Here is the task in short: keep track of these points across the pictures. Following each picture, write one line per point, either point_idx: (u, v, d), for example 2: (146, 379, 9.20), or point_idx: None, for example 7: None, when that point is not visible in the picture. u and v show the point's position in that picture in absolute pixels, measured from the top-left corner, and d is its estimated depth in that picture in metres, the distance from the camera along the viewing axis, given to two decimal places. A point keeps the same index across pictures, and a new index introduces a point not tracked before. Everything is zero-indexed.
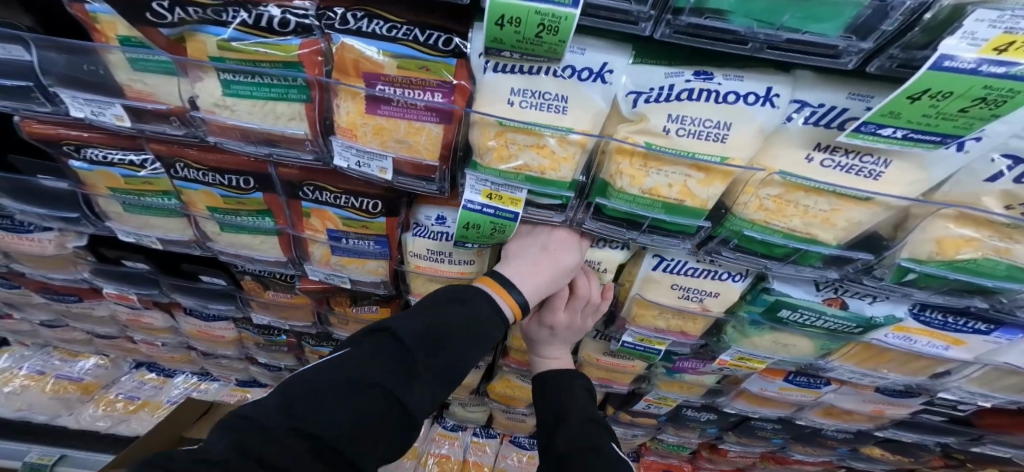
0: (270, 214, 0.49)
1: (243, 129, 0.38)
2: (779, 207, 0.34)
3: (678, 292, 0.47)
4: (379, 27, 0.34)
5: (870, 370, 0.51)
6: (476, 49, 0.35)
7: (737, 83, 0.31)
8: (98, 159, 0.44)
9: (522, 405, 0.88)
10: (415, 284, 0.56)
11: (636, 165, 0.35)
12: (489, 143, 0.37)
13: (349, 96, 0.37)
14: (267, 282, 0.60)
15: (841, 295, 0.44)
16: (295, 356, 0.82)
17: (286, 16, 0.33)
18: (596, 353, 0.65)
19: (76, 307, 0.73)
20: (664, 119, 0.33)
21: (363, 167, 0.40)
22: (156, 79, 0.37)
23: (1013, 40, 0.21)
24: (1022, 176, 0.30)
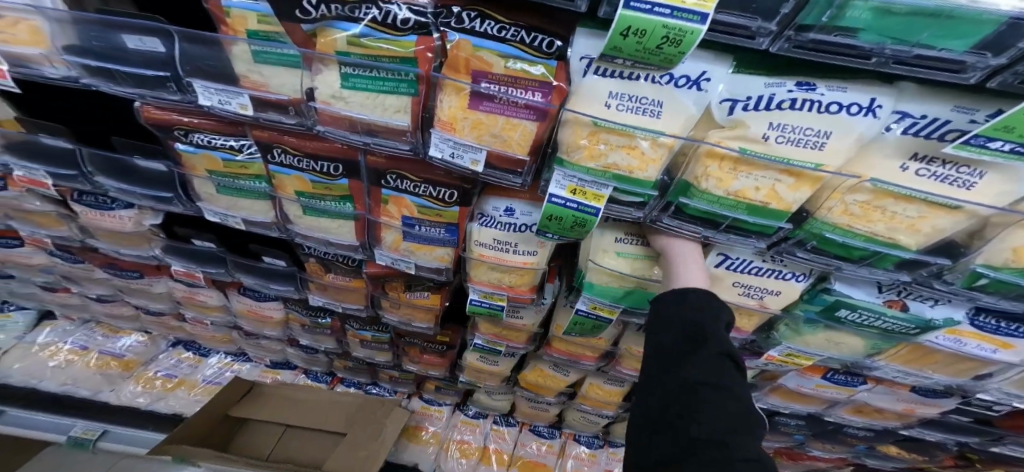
0: (351, 200, 0.52)
1: (353, 120, 0.42)
2: (866, 212, 0.37)
3: (740, 289, 0.50)
4: (490, 28, 0.37)
5: (917, 370, 0.55)
6: (578, 53, 0.37)
7: (840, 94, 0.34)
8: (204, 143, 0.49)
9: (551, 394, 0.90)
10: (476, 271, 0.58)
11: (724, 169, 0.38)
12: (580, 142, 0.39)
13: (453, 92, 0.39)
14: (329, 265, 0.63)
15: (902, 298, 0.47)
16: (336, 339, 0.84)
17: (409, 14, 0.36)
18: (637, 345, 0.68)
19: (137, 283, 0.79)
20: (765, 127, 0.35)
21: (455, 159, 0.43)
22: (271, 70, 0.40)
23: None
24: None
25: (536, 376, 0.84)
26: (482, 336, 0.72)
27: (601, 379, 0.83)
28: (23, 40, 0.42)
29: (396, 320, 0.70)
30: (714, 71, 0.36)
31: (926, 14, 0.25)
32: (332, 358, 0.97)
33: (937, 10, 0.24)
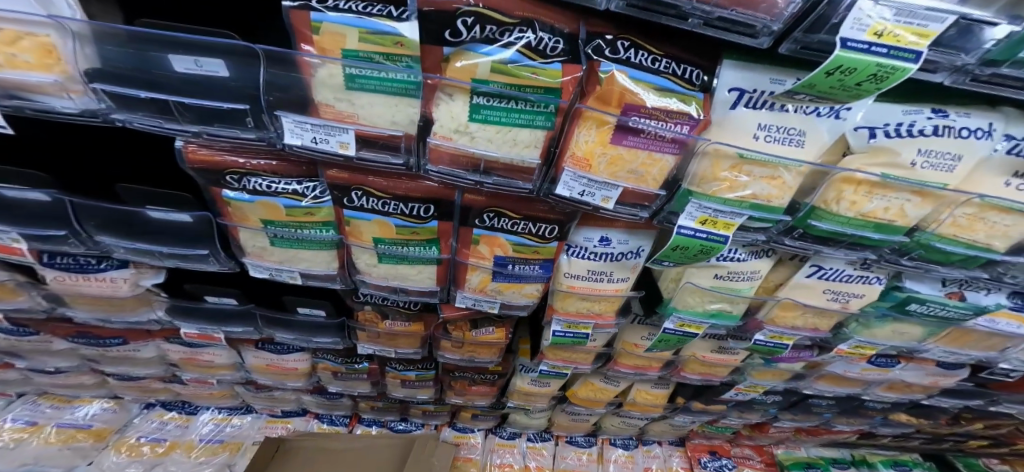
0: (437, 243, 0.46)
1: (476, 157, 0.37)
2: (973, 223, 0.40)
3: (828, 295, 0.53)
4: (644, 59, 0.35)
5: (957, 349, 0.61)
6: (726, 85, 0.36)
7: (968, 119, 0.37)
8: (262, 189, 0.43)
9: (602, 406, 0.91)
10: (564, 302, 0.55)
11: (859, 192, 0.38)
12: (721, 175, 0.38)
13: (593, 126, 0.35)
14: (388, 311, 0.57)
15: (960, 289, 0.52)
16: (372, 382, 0.76)
17: (557, 43, 0.33)
18: (703, 351, 0.70)
19: (117, 351, 0.68)
20: (913, 153, 0.37)
21: (585, 196, 0.39)
22: (365, 101, 0.35)
23: None
24: None
25: (588, 390, 0.84)
26: (547, 362, 0.69)
27: (649, 384, 0.85)
28: (30, 62, 0.34)
29: (456, 358, 0.64)
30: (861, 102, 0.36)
31: None
32: (354, 400, 0.91)
33: None
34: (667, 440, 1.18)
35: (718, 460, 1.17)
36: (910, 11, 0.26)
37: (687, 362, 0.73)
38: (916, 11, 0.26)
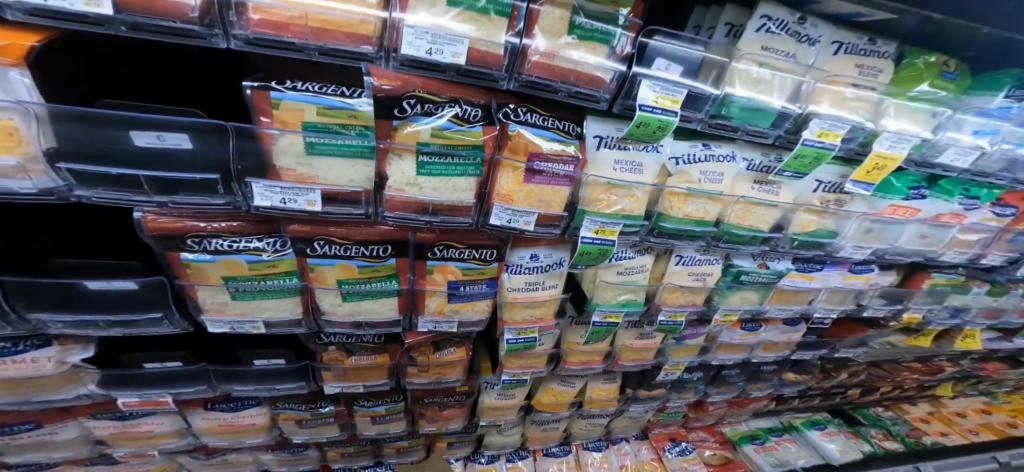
0: (397, 277, 0.55)
1: (423, 201, 0.48)
2: (744, 214, 0.62)
3: (691, 276, 0.75)
4: (537, 118, 0.49)
5: (779, 306, 0.89)
6: (590, 134, 0.52)
7: (718, 150, 0.58)
8: (224, 248, 0.46)
9: (562, 409, 1.14)
10: (512, 313, 0.68)
11: (680, 200, 0.58)
12: (598, 197, 0.54)
13: (509, 170, 0.49)
14: (353, 347, 0.64)
15: (764, 261, 0.78)
16: (339, 425, 0.83)
17: (462, 112, 0.46)
18: (630, 339, 0.92)
19: (33, 435, 0.64)
20: (697, 173, 0.57)
21: (511, 223, 0.52)
22: (329, 164, 0.44)
23: (826, 131, 0.49)
24: (819, 190, 0.63)
25: (549, 394, 1.06)
26: (508, 372, 0.83)
27: (598, 380, 1.14)
28: None
29: (422, 382, 0.74)
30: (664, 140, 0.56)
31: (758, 109, 0.48)
32: (318, 451, 0.95)
33: (765, 108, 0.47)
34: (637, 438, 1.55)
35: (680, 445, 1.55)
36: (664, 87, 0.45)
37: (619, 350, 0.93)
38: (669, 87, 0.45)
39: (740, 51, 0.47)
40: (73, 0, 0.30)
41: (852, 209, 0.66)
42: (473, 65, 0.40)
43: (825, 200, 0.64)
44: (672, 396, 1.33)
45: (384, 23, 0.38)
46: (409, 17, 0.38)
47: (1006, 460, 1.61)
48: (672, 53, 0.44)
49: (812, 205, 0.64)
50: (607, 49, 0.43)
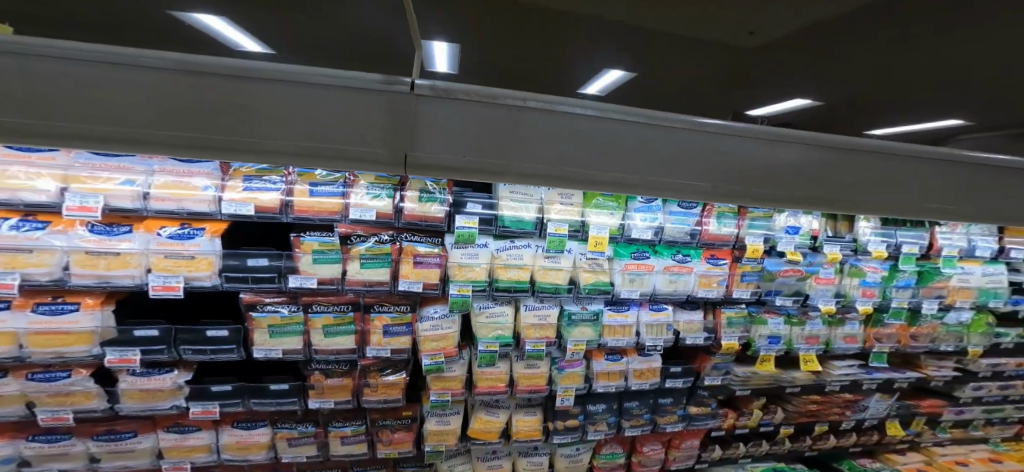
0: (354, 323, 1.09)
1: (364, 280, 1.05)
2: (545, 273, 1.23)
3: (536, 316, 1.29)
4: (417, 238, 1.11)
5: (614, 338, 1.37)
6: (450, 242, 1.15)
7: (521, 243, 1.22)
8: (271, 309, 1.04)
9: (493, 438, 1.49)
10: (425, 344, 1.17)
11: (502, 269, 1.20)
12: (457, 271, 1.15)
13: (405, 261, 1.08)
14: (329, 372, 1.13)
15: (585, 303, 1.34)
16: (317, 445, 1.26)
17: (382, 238, 1.08)
18: (522, 369, 1.38)
19: (126, 443, 1.08)
20: (509, 254, 1.20)
21: (410, 288, 1.08)
22: (324, 267, 1.02)
23: (558, 229, 1.16)
24: (586, 256, 1.25)
25: (479, 421, 1.46)
26: (434, 392, 1.30)
27: (522, 413, 1.52)
28: (200, 267, 0.95)
29: (375, 400, 1.18)
30: (488, 242, 1.20)
31: (520, 221, 1.15)
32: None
33: (523, 220, 1.15)
34: None
35: None
36: (469, 215, 1.11)
37: (517, 379, 1.38)
38: (470, 216, 1.11)
39: (506, 198, 1.17)
40: (242, 210, 0.94)
41: (611, 268, 1.28)
42: (381, 217, 1.04)
43: (593, 263, 1.25)
44: (589, 429, 1.59)
45: (344, 205, 1.02)
46: (351, 202, 1.02)
47: None
48: (472, 202, 1.13)
49: (586, 267, 1.25)
50: (437, 204, 1.08)
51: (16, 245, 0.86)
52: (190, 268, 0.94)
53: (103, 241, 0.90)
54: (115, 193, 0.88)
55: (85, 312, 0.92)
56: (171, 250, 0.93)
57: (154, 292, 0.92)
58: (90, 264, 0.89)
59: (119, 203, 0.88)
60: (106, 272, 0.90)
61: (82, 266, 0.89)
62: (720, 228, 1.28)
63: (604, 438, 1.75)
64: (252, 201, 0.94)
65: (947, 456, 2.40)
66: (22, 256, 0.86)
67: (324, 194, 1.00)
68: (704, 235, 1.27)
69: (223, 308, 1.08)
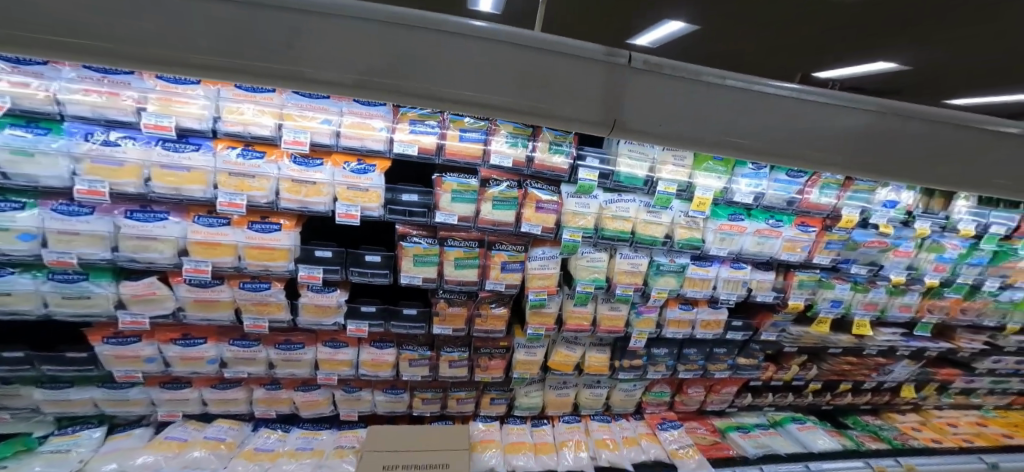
0: (477, 258, 1.25)
1: (492, 221, 1.19)
2: (644, 227, 1.33)
3: (628, 263, 1.42)
4: (541, 185, 1.23)
5: (692, 291, 1.50)
6: (568, 192, 1.25)
7: (623, 198, 1.30)
8: (414, 241, 1.20)
9: (569, 370, 1.69)
10: (531, 281, 1.32)
11: (611, 220, 1.29)
12: (571, 218, 1.24)
13: (529, 201, 1.20)
14: (452, 301, 1.32)
15: (673, 256, 1.45)
16: (431, 367, 1.48)
17: (511, 184, 1.18)
18: (605, 312, 1.53)
19: (295, 352, 1.39)
20: (617, 206, 1.29)
21: (530, 229, 1.21)
22: (461, 206, 1.16)
23: (666, 190, 1.24)
24: (685, 214, 1.34)
25: (558, 355, 1.64)
26: (532, 326, 1.45)
27: (594, 351, 1.70)
28: (369, 199, 1.12)
29: (484, 330, 1.37)
30: (598, 195, 1.29)
31: (632, 178, 1.23)
32: (410, 396, 1.66)
33: (635, 178, 1.23)
34: (634, 417, 2.00)
35: (669, 422, 2.00)
36: (591, 167, 1.19)
37: (601, 320, 1.54)
38: (590, 169, 1.19)
39: (622, 153, 1.23)
40: (408, 151, 1.06)
41: (704, 226, 1.38)
42: (515, 165, 1.13)
43: (687, 223, 1.35)
44: (649, 368, 1.79)
45: (484, 151, 1.11)
46: (492, 149, 1.11)
47: (991, 460, 2.34)
48: (593, 156, 1.21)
49: (682, 225, 1.35)
50: (562, 157, 1.16)
51: (245, 171, 1.06)
52: (365, 199, 1.11)
53: (302, 172, 1.08)
54: (317, 130, 1.03)
55: (285, 233, 1.14)
56: (349, 183, 1.09)
57: (339, 218, 1.10)
58: (295, 191, 1.08)
59: (320, 139, 1.04)
60: (304, 198, 1.09)
61: (289, 192, 1.08)
62: (821, 197, 1.35)
63: (656, 379, 1.96)
64: (416, 142, 1.06)
65: (942, 417, 2.71)
66: (249, 181, 1.06)
67: (468, 138, 1.10)
68: (802, 204, 1.35)
69: (383, 235, 1.33)
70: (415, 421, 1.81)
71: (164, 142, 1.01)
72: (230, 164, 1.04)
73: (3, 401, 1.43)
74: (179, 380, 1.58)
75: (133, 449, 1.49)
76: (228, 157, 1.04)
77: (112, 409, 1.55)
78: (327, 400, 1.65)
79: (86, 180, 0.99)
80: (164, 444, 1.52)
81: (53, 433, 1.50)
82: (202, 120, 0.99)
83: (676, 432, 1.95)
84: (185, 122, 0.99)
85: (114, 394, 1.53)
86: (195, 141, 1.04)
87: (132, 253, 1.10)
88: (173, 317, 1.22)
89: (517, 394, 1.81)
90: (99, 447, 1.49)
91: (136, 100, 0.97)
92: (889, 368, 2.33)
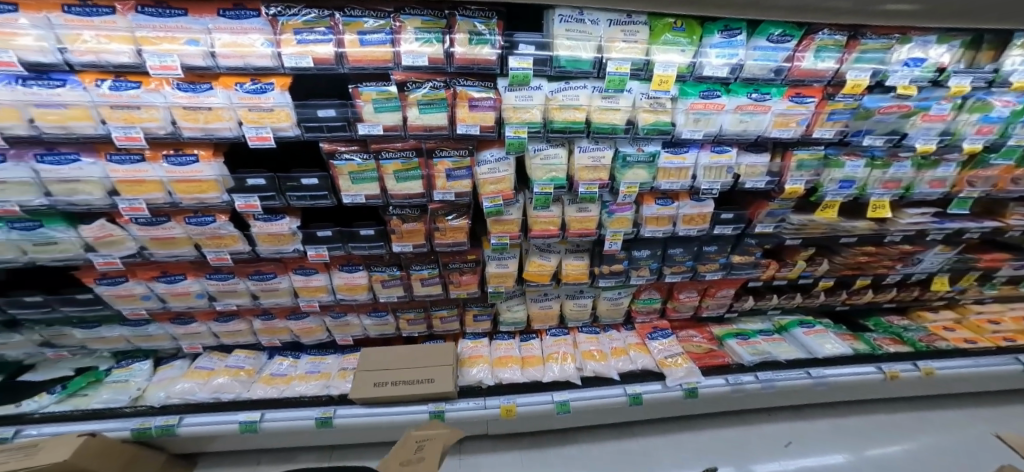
0: (419, 168, 1.38)
1: (425, 126, 1.28)
2: (581, 114, 1.35)
3: (590, 158, 1.45)
4: (470, 83, 1.28)
5: (647, 178, 1.53)
6: (502, 87, 1.30)
7: (571, 85, 1.33)
8: (345, 158, 1.33)
9: (546, 281, 1.77)
10: (485, 188, 1.46)
11: (560, 112, 1.34)
12: (511, 114, 1.32)
13: (462, 99, 1.26)
14: (405, 218, 1.51)
15: (641, 145, 1.48)
16: (402, 288, 1.72)
17: (434, 86, 1.23)
18: (573, 215, 1.60)
19: (271, 282, 1.67)
20: (564, 95, 1.33)
21: (470, 131, 1.30)
22: (386, 115, 1.25)
23: (618, 71, 1.24)
24: (643, 96, 1.36)
25: (534, 265, 1.72)
26: (496, 235, 1.59)
27: (569, 259, 1.75)
28: (281, 120, 1.22)
29: (446, 243, 1.58)
30: (542, 85, 1.32)
31: (573, 64, 1.23)
32: (395, 318, 1.85)
33: (574, 64, 1.23)
34: (624, 328, 2.07)
35: (660, 331, 2.03)
36: (525, 56, 1.20)
37: (569, 224, 1.62)
38: (523, 58, 1.19)
39: (556, 37, 1.23)
40: (301, 63, 1.12)
41: (675, 108, 1.40)
42: (433, 62, 1.18)
43: (650, 108, 1.37)
44: (633, 273, 1.82)
45: (394, 53, 1.16)
46: (402, 49, 1.16)
47: None
48: (525, 40, 1.21)
49: (646, 108, 1.37)
50: (487, 47, 1.19)
51: (126, 103, 1.15)
52: (273, 120, 1.22)
53: (193, 98, 1.17)
54: (185, 53, 1.09)
55: (204, 163, 1.28)
56: (250, 105, 1.19)
57: (252, 141, 1.23)
58: (192, 119, 1.19)
59: (191, 62, 1.10)
60: (206, 125, 1.21)
61: (187, 120, 1.19)
62: (818, 63, 1.34)
63: (643, 285, 1.95)
64: (309, 54, 1.12)
65: (980, 313, 2.53)
66: (136, 113, 1.17)
67: (375, 42, 1.14)
68: (793, 72, 1.33)
69: (314, 155, 1.48)
70: (408, 342, 2.00)
71: (26, 81, 1.09)
72: (106, 97, 1.13)
73: (57, 340, 1.75)
74: (186, 316, 1.81)
75: (174, 378, 1.79)
76: (101, 90, 1.13)
77: (147, 344, 1.85)
78: (321, 328, 1.88)
79: None
80: (196, 373, 1.79)
81: (114, 365, 1.85)
82: (46, 53, 1.04)
83: (666, 341, 1.98)
84: (31, 57, 1.04)
85: (139, 331, 1.79)
86: (58, 77, 1.11)
87: (66, 197, 1.28)
88: (141, 255, 1.50)
89: (500, 308, 1.90)
90: (150, 377, 1.81)
91: None
92: (917, 257, 2.16)
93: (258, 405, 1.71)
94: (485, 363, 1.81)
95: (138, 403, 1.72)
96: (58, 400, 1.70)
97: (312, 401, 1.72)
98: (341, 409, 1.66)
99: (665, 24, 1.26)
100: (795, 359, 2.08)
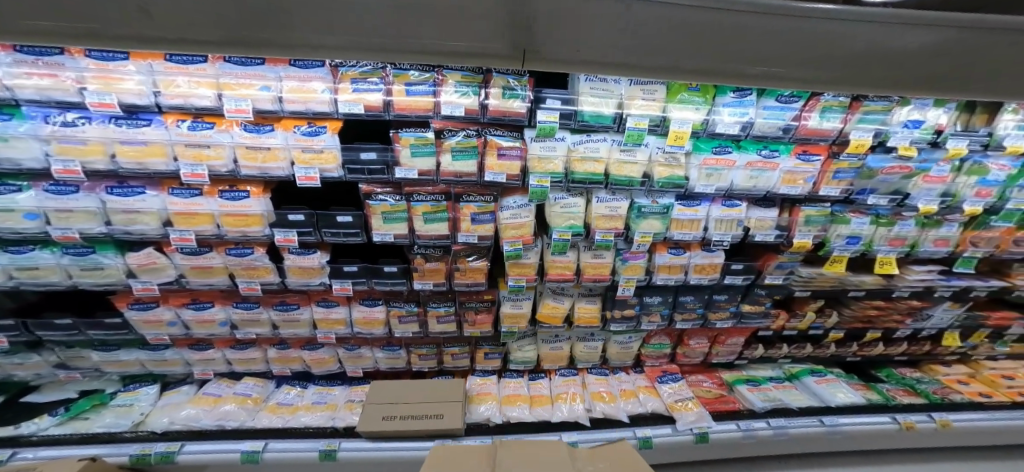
0: (445, 210, 1.42)
1: (455, 173, 1.33)
2: (602, 166, 1.41)
3: (607, 206, 1.50)
4: (500, 132, 1.36)
5: (668, 229, 1.58)
6: (529, 136, 1.35)
7: (594, 138, 1.38)
8: (379, 198, 1.37)
9: (557, 323, 1.80)
10: (506, 231, 1.48)
11: (583, 164, 1.40)
12: (536, 163, 1.37)
13: (489, 147, 1.32)
14: (428, 257, 1.54)
15: (655, 197, 1.53)
16: (418, 324, 1.74)
17: (465, 134, 1.30)
18: (588, 261, 1.64)
19: (293, 312, 1.68)
20: (588, 147, 1.39)
21: (495, 178, 1.35)
22: (421, 159, 1.30)
23: (635, 127, 1.31)
24: (657, 149, 1.42)
25: (547, 307, 1.75)
26: (512, 278, 1.61)
27: (582, 302, 1.78)
28: (327, 161, 1.26)
29: (466, 282, 1.60)
30: (565, 136, 1.38)
31: (596, 117, 1.30)
32: (406, 352, 1.87)
33: (598, 118, 1.30)
34: (633, 372, 2.07)
35: (668, 376, 2.03)
36: (557, 109, 1.27)
37: (585, 268, 1.64)
38: (550, 111, 1.27)
39: (580, 95, 1.29)
40: (350, 108, 1.17)
41: (688, 163, 1.46)
42: (468, 113, 1.23)
43: (664, 163, 1.43)
44: (644, 318, 1.85)
45: (435, 103, 1.22)
46: (443, 100, 1.21)
47: None
48: (556, 95, 1.28)
49: (661, 163, 1.43)
50: (518, 100, 1.25)
51: (198, 142, 1.20)
52: (321, 162, 1.25)
53: (256, 139, 1.21)
54: (257, 98, 1.13)
55: (254, 199, 1.32)
56: (303, 145, 1.23)
57: (299, 181, 1.26)
58: (251, 158, 1.23)
59: (262, 106, 1.14)
60: (263, 164, 1.24)
61: (247, 160, 1.23)
62: (823, 122, 1.39)
63: (654, 330, 1.99)
64: (359, 101, 1.17)
65: (997, 369, 2.47)
66: (205, 151, 1.21)
67: (418, 93, 1.20)
68: (800, 130, 1.39)
69: (350, 196, 1.54)
70: (418, 376, 2.00)
71: (117, 119, 1.15)
72: (183, 136, 1.18)
73: (73, 361, 1.76)
74: (204, 342, 1.82)
75: (180, 403, 1.77)
76: (180, 129, 1.17)
77: (159, 369, 1.84)
78: (333, 359, 1.89)
79: (60, 160, 1.16)
80: (203, 399, 1.78)
81: (120, 389, 1.84)
82: (143, 96, 1.10)
83: (676, 385, 1.98)
84: (128, 99, 1.10)
85: (156, 355, 1.79)
86: (145, 117, 1.17)
87: (124, 226, 1.31)
88: (177, 282, 1.49)
89: (511, 348, 1.92)
90: (155, 401, 1.80)
91: (75, 80, 1.08)
92: (926, 312, 2.16)
93: (261, 435, 1.69)
94: (495, 402, 1.80)
95: (139, 428, 1.70)
96: (58, 423, 1.68)
97: (317, 433, 1.70)
98: (346, 443, 1.65)
99: (681, 84, 1.33)
100: (808, 408, 2.05)
